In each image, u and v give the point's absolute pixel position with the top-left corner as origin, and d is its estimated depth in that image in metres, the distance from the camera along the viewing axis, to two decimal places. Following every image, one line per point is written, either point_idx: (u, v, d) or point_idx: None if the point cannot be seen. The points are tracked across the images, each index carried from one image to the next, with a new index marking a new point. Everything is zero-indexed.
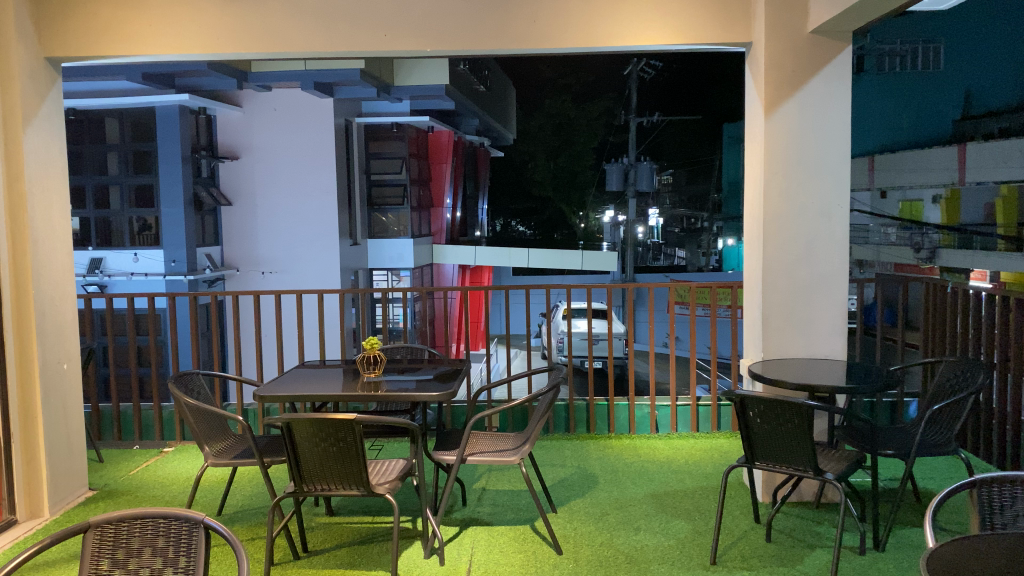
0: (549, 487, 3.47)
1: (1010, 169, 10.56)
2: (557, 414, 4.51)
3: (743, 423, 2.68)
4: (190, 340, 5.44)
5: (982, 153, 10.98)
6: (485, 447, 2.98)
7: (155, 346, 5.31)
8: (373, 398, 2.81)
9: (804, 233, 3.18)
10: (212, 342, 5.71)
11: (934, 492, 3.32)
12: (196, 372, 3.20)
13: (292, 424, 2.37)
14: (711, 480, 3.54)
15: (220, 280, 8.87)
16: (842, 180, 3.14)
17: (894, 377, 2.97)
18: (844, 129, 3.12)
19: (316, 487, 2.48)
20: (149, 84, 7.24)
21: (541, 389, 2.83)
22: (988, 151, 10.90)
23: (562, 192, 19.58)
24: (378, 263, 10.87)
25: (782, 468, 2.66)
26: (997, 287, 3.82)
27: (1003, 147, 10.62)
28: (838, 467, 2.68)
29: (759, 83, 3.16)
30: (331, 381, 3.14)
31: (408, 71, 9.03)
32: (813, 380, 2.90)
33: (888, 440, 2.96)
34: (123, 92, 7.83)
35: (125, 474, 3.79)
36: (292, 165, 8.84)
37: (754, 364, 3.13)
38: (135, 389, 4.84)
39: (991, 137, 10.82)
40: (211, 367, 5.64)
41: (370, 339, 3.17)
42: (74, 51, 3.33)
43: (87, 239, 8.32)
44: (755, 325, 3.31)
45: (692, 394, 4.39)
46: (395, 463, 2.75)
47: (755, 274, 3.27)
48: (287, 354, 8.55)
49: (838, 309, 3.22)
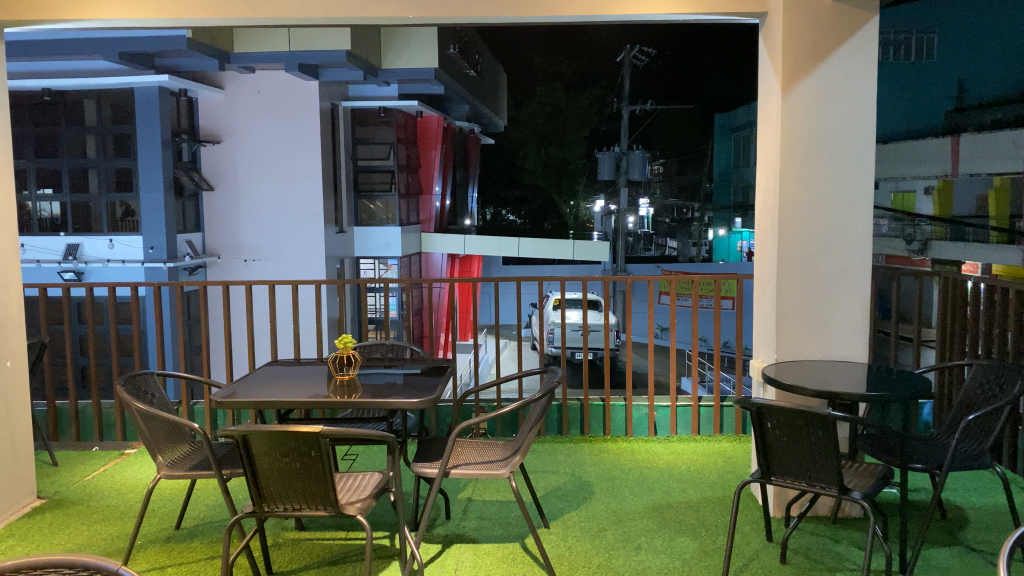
0: (539, 499, 3.18)
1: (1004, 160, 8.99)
2: (549, 415, 4.22)
3: (758, 434, 2.40)
4: (166, 328, 5.08)
5: (974, 145, 9.33)
6: (470, 458, 2.68)
7: (122, 334, 4.87)
8: (346, 404, 2.50)
9: (824, 223, 2.89)
10: (185, 333, 5.36)
11: (960, 506, 3.06)
12: (150, 372, 2.80)
13: (250, 436, 2.07)
14: (717, 490, 3.27)
15: (202, 269, 8.51)
16: (866, 165, 2.87)
17: (922, 381, 2.69)
18: (869, 108, 2.84)
19: (277, 507, 2.19)
20: (126, 64, 6.89)
21: (537, 395, 2.57)
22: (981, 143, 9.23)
23: (553, 181, 19.12)
24: (364, 251, 10.46)
25: (802, 485, 2.39)
26: (992, 279, 3.82)
27: (997, 138, 9.01)
28: (864, 484, 2.41)
29: (775, 57, 2.86)
30: (301, 385, 2.81)
31: (396, 53, 8.71)
32: (834, 385, 2.61)
33: (916, 450, 2.68)
34: (97, 71, 7.48)
35: (77, 482, 3.45)
36: (274, 149, 8.51)
37: (767, 368, 2.84)
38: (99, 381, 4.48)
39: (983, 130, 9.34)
40: (185, 358, 5.27)
41: (344, 338, 2.80)
42: (17, 16, 3.02)
43: (64, 224, 7.98)
44: (769, 323, 3.03)
45: (694, 395, 4.10)
46: (369, 478, 2.44)
47: (769, 267, 2.99)
48: (265, 348, 8.23)
49: (859, 307, 2.94)
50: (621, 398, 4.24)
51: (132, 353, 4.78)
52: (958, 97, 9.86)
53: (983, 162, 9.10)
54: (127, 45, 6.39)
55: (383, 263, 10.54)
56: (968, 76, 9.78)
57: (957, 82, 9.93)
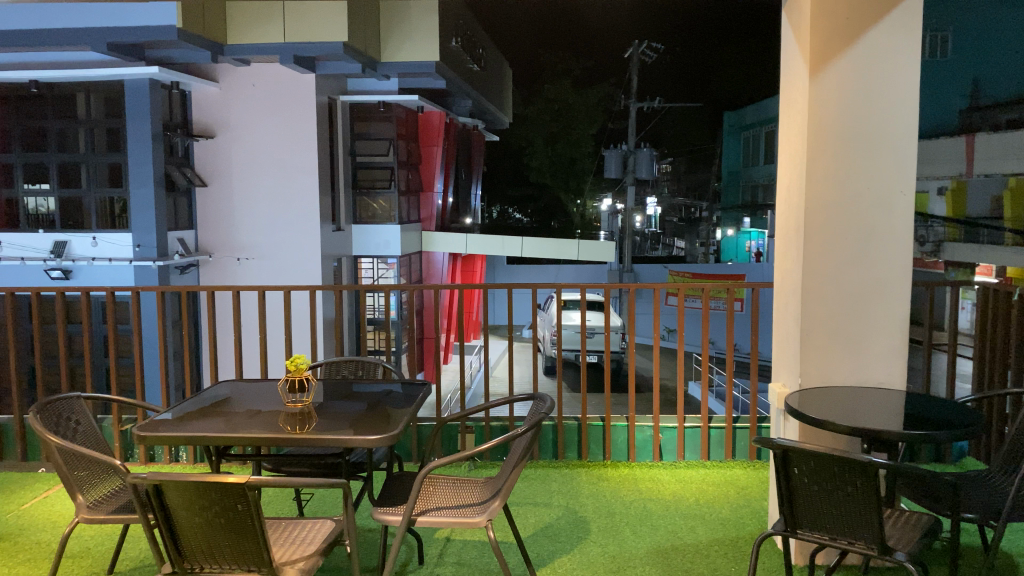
0: (526, 540, 2.80)
1: (1020, 160, 9.02)
2: (544, 436, 3.82)
3: (783, 482, 2.00)
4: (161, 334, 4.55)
5: (989, 145, 9.48)
6: (441, 502, 2.29)
7: (109, 335, 4.05)
8: (297, 443, 2.09)
9: (857, 228, 2.50)
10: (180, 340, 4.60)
11: (1014, 554, 2.66)
12: (73, 396, 2.43)
13: (163, 487, 1.70)
14: (731, 530, 2.87)
15: (193, 268, 8.10)
16: (907, 162, 2.47)
17: (973, 415, 2.29)
18: (913, 94, 2.44)
19: (201, 568, 1.80)
20: (116, 57, 6.50)
21: (522, 429, 2.17)
22: (996, 142, 9.40)
23: (560, 179, 18.61)
24: (363, 250, 10.03)
25: (834, 541, 1.99)
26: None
27: (1014, 139, 9.12)
28: (907, 542, 2.01)
29: (802, 35, 2.46)
30: (248, 412, 2.41)
31: (398, 44, 8.29)
32: (869, 420, 2.21)
33: (970, 498, 2.27)
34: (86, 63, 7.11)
35: (9, 513, 3.09)
36: (269, 144, 8.16)
37: (790, 397, 2.44)
38: (64, 378, 3.82)
39: (998, 130, 9.37)
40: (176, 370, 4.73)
41: (297, 359, 2.38)
42: None
43: (53, 221, 7.61)
44: (791, 342, 2.64)
45: (707, 416, 3.69)
46: (319, 530, 2.06)
47: (793, 277, 2.60)
48: (259, 352, 7.84)
49: (897, 325, 2.54)
50: (623, 418, 3.84)
51: (111, 359, 3.99)
52: (973, 96, 9.89)
53: (998, 163, 9.25)
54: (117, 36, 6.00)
55: (383, 262, 10.11)
56: (982, 75, 9.91)
57: (971, 80, 9.92)
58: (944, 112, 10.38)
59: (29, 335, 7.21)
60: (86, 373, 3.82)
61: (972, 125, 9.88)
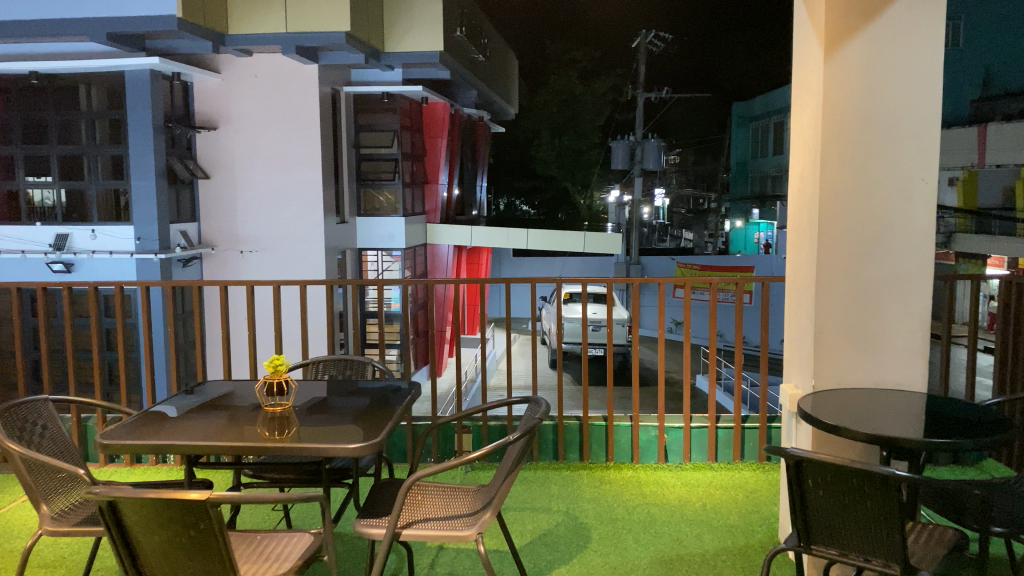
0: (523, 549, 2.66)
1: None
2: (545, 436, 3.67)
3: (797, 494, 1.85)
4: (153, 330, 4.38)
5: (1004, 135, 9.34)
6: (429, 512, 2.15)
7: (93, 329, 3.81)
8: (272, 449, 1.95)
9: (874, 219, 2.34)
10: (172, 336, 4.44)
11: None
12: (40, 400, 2.30)
13: (119, 504, 1.56)
14: (739, 537, 2.73)
15: (196, 260, 7.97)
16: (928, 147, 2.30)
17: (1000, 419, 2.12)
18: (935, 76, 2.27)
19: None
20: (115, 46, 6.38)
21: (515, 436, 2.02)
22: (1010, 132, 9.26)
23: (566, 171, 18.40)
24: (367, 242, 9.87)
25: (851, 558, 1.83)
26: None
27: None
28: (930, 559, 1.86)
29: (817, 13, 2.29)
30: (226, 414, 2.26)
31: (401, 33, 8.12)
32: (887, 425, 2.05)
33: (998, 508, 2.11)
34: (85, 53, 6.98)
35: None
36: (271, 135, 8.01)
37: (803, 400, 2.28)
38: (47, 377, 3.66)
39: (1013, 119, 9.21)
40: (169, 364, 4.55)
41: (275, 361, 2.23)
42: None
43: (53, 213, 7.48)
44: (804, 340, 2.48)
45: (715, 415, 3.53)
46: (296, 544, 1.92)
47: (806, 272, 2.44)
48: (260, 346, 7.73)
49: (916, 321, 2.38)
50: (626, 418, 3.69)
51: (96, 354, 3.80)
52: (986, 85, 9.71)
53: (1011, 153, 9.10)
54: (117, 25, 5.88)
55: (388, 254, 9.96)
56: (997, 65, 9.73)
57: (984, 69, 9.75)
58: (957, 101, 10.23)
59: (30, 329, 7.09)
60: (69, 369, 3.66)
61: (986, 115, 9.71)
